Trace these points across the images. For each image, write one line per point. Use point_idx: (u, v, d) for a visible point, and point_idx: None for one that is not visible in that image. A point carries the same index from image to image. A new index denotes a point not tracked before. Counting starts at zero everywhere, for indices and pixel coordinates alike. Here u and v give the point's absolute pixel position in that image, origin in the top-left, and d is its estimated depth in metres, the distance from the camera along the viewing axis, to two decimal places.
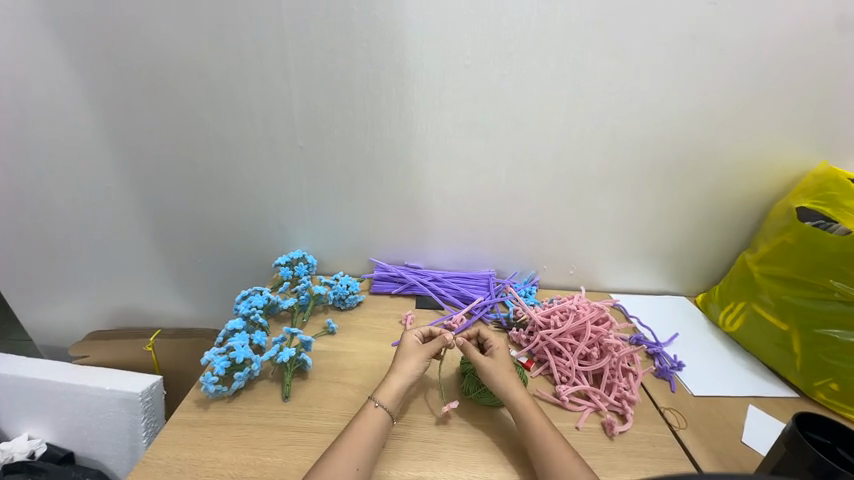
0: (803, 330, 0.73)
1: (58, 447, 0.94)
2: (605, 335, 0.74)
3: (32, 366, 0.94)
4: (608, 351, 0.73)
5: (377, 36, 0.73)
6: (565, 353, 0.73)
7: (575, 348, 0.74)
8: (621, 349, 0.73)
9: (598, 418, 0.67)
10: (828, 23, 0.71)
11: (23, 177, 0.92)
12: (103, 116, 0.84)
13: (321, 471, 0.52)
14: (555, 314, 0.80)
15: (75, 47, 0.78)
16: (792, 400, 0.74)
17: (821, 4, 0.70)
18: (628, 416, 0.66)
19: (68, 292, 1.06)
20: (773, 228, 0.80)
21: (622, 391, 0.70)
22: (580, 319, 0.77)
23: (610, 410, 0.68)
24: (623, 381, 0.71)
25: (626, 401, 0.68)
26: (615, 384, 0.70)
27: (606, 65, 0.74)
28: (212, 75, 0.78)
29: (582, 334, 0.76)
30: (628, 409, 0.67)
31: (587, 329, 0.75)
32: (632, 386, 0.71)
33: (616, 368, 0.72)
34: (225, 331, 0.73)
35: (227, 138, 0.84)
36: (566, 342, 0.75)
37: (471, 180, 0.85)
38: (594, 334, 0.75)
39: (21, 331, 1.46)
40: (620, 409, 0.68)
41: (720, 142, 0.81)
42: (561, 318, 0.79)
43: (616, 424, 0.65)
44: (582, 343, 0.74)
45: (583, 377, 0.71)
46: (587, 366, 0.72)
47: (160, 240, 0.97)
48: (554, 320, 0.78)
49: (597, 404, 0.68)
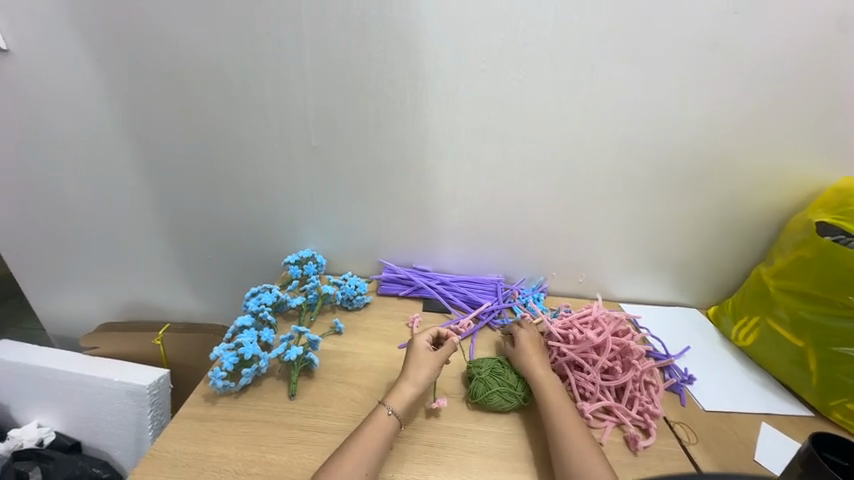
0: (820, 347, 0.71)
1: (66, 437, 0.95)
2: (627, 347, 0.73)
3: (44, 355, 0.95)
4: (631, 365, 0.72)
5: (393, 39, 0.74)
6: (586, 367, 0.72)
7: (596, 361, 0.72)
8: (642, 360, 0.73)
9: (620, 432, 0.66)
10: (843, 35, 0.69)
11: (41, 168, 0.93)
12: (121, 112, 0.86)
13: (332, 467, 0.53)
14: (573, 327, 0.77)
15: (98, 44, 0.80)
16: (806, 418, 0.73)
17: (845, 15, 0.68)
18: (651, 430, 0.66)
19: (82, 283, 1.08)
20: (790, 242, 0.78)
21: (645, 404, 0.69)
22: (600, 332, 0.74)
23: (633, 425, 0.67)
24: (645, 395, 0.70)
25: (649, 415, 0.68)
26: (637, 398, 0.69)
27: (623, 71, 0.74)
28: (229, 75, 0.80)
29: (603, 346, 0.74)
30: (651, 423, 0.66)
31: (608, 342, 0.73)
32: (654, 400, 0.70)
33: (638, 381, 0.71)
34: (235, 327, 0.74)
35: (241, 136, 0.85)
36: (587, 356, 0.72)
37: (482, 184, 0.85)
38: (616, 347, 0.73)
39: (33, 320, 1.48)
40: (643, 423, 0.67)
41: (738, 153, 0.80)
42: (578, 331, 0.76)
43: (640, 438, 0.64)
44: (604, 356, 0.72)
45: (606, 392, 0.70)
46: (610, 381, 0.70)
47: (172, 235, 0.98)
48: (573, 334, 0.75)
49: (620, 418, 0.67)
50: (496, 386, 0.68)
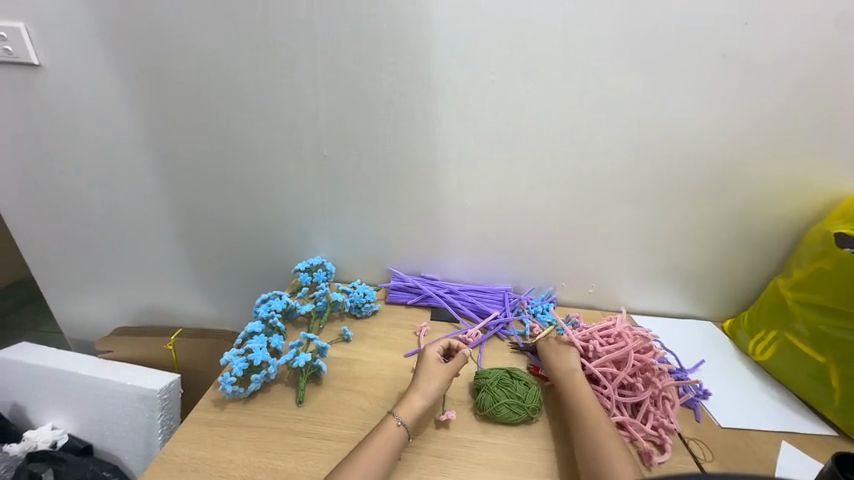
0: (841, 363, 0.69)
1: (79, 439, 0.96)
2: (649, 364, 0.71)
3: (60, 359, 0.98)
4: (651, 382, 0.70)
5: (404, 51, 0.75)
6: (603, 381, 0.70)
7: (616, 376, 0.71)
8: (663, 378, 0.71)
9: (633, 448, 0.64)
10: (845, 34, 0.68)
11: (64, 177, 0.97)
12: (143, 122, 0.89)
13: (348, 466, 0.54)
14: (595, 338, 0.77)
15: (122, 58, 0.83)
16: (829, 438, 0.70)
17: None
18: (667, 446, 0.64)
19: (99, 288, 1.11)
20: (807, 254, 0.76)
21: (660, 419, 0.67)
22: (623, 346, 0.73)
23: (646, 440, 0.65)
24: (660, 410, 0.68)
25: (663, 430, 0.66)
26: (651, 412, 0.67)
27: (632, 80, 0.74)
28: (245, 87, 0.82)
29: (623, 361, 0.73)
30: (667, 438, 0.64)
31: (630, 357, 0.72)
32: (669, 414, 0.68)
33: (655, 397, 0.69)
34: (245, 333, 0.75)
35: (256, 146, 0.87)
36: (606, 370, 0.71)
37: (490, 192, 0.85)
38: (637, 362, 0.71)
39: (51, 324, 1.52)
40: (657, 439, 0.65)
41: (752, 163, 0.79)
42: (600, 344, 0.76)
43: (654, 454, 0.62)
44: (624, 371, 0.70)
45: (622, 408, 0.68)
46: (627, 397, 0.69)
47: (187, 241, 1.00)
48: (594, 346, 0.75)
49: (632, 434, 0.65)
50: (503, 398, 0.67)
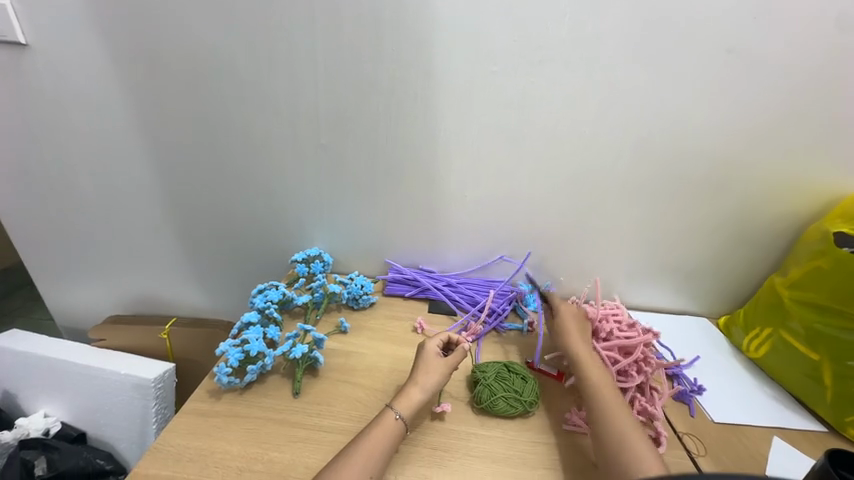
0: (835, 361, 0.69)
1: (72, 427, 0.95)
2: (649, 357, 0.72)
3: (52, 346, 0.96)
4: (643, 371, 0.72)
5: (406, 38, 0.73)
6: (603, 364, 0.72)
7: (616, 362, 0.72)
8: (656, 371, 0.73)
9: None
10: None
11: (55, 161, 0.94)
12: (136, 106, 0.86)
13: (349, 458, 0.54)
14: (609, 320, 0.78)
15: (114, 40, 0.80)
16: (819, 434, 0.71)
17: None
18: (663, 439, 0.64)
19: (92, 276, 1.09)
20: (805, 252, 0.76)
21: (645, 406, 0.68)
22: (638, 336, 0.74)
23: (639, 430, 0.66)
24: (645, 398, 0.70)
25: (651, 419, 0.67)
26: (637, 398, 0.69)
27: (638, 73, 0.73)
28: (242, 72, 0.80)
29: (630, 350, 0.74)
30: (662, 431, 0.65)
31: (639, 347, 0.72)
32: (654, 402, 0.69)
33: (642, 384, 0.72)
34: (241, 323, 0.74)
35: (252, 133, 0.85)
36: (610, 355, 0.73)
37: (490, 185, 0.84)
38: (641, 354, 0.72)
39: (43, 310, 1.51)
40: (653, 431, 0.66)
41: (755, 160, 0.78)
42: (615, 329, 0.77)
43: None
44: (628, 359, 0.72)
45: None
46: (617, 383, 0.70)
47: (181, 229, 0.99)
48: (606, 329, 0.76)
49: None
50: (500, 391, 0.67)
